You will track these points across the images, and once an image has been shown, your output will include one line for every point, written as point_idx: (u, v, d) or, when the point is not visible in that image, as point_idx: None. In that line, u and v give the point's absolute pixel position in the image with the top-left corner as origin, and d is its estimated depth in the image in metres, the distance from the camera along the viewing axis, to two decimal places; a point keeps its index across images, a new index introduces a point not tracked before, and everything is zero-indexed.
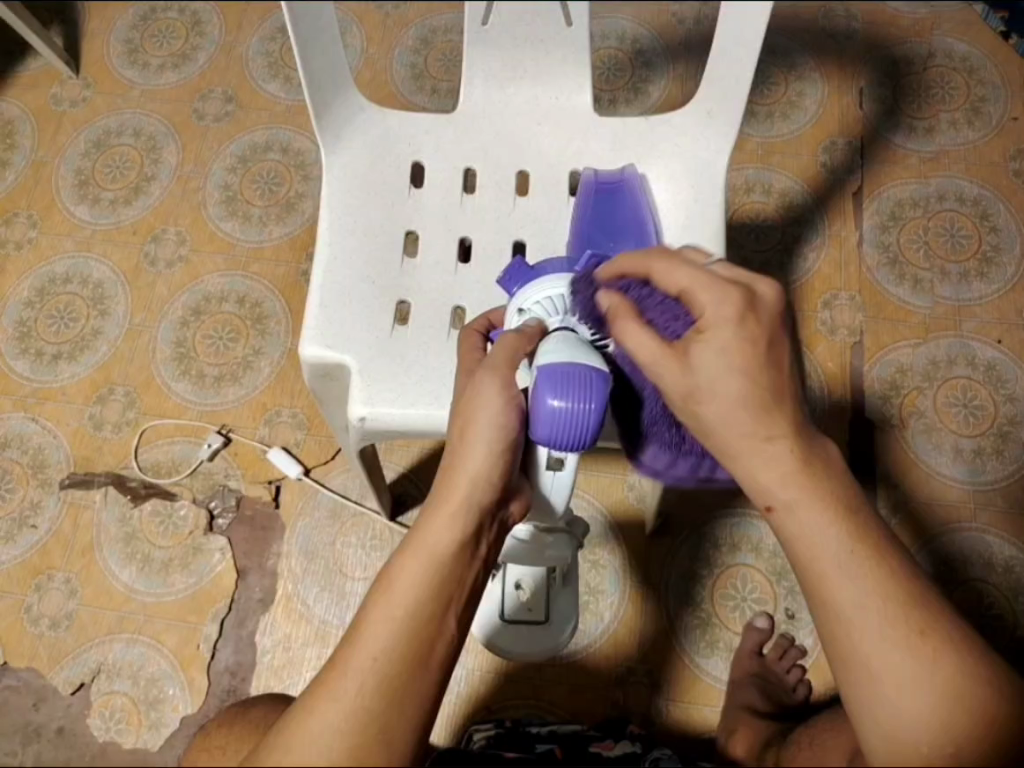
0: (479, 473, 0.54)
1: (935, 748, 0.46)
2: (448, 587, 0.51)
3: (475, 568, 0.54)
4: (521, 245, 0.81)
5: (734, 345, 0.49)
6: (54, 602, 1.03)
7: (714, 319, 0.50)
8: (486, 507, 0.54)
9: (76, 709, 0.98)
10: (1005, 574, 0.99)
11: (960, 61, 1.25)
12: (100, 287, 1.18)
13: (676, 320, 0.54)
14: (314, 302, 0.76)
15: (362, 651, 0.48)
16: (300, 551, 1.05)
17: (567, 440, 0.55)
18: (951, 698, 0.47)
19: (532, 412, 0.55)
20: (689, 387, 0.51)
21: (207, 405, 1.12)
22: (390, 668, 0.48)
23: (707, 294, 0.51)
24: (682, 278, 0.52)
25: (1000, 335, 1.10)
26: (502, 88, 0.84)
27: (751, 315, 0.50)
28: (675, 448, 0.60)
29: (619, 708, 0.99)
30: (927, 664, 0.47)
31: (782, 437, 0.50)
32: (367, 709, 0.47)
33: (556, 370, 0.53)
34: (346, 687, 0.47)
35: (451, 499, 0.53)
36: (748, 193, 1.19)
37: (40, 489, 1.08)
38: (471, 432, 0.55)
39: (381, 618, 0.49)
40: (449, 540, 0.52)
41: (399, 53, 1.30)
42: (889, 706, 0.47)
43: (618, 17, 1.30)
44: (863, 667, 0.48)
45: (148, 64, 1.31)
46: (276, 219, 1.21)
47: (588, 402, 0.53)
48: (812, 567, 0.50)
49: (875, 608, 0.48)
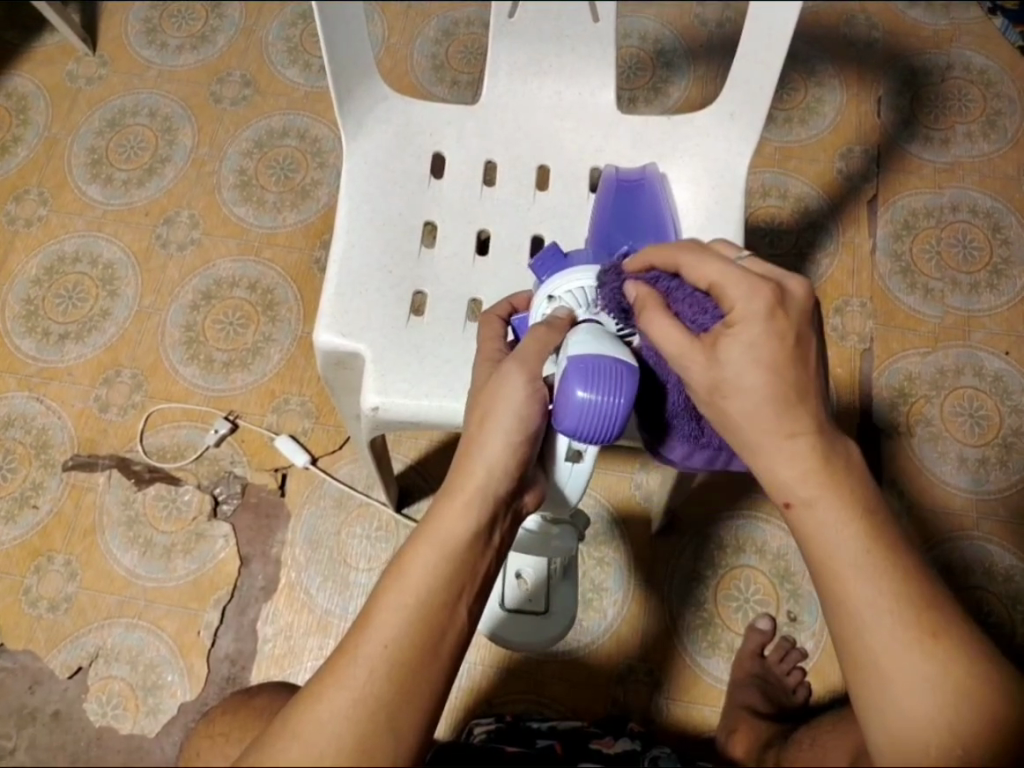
0: (496, 463, 0.54)
1: (943, 751, 0.45)
2: (461, 577, 0.51)
3: (488, 557, 0.53)
4: (539, 239, 0.81)
5: (761, 341, 0.50)
6: (54, 584, 1.02)
7: (745, 312, 0.50)
8: (500, 498, 0.54)
9: (73, 693, 0.97)
10: (1005, 583, 1.00)
11: (977, 73, 1.26)
12: (109, 268, 1.17)
13: (704, 313, 0.54)
14: (330, 289, 0.76)
15: (372, 637, 0.48)
16: (305, 540, 1.04)
17: (592, 433, 0.54)
18: (961, 701, 0.46)
19: (559, 400, 0.54)
20: (714, 380, 0.51)
21: (215, 391, 1.11)
22: (400, 655, 0.48)
23: (738, 289, 0.51)
24: (713, 273, 0.52)
25: (1007, 346, 1.11)
26: (526, 83, 0.83)
27: (780, 311, 0.50)
28: (693, 440, 0.60)
29: (619, 706, 1.00)
30: (938, 665, 0.47)
31: (804, 434, 0.51)
32: (376, 696, 0.46)
33: (586, 362, 0.53)
34: (356, 673, 0.47)
35: (466, 489, 0.53)
36: (764, 197, 1.19)
37: (42, 469, 1.07)
38: (489, 422, 0.55)
39: (392, 606, 0.49)
40: (463, 529, 0.52)
41: (420, 43, 1.30)
42: (897, 706, 0.47)
43: (641, 17, 1.30)
44: (873, 665, 0.48)
45: (166, 44, 1.30)
46: (290, 206, 1.20)
47: (617, 395, 0.52)
48: (828, 568, 0.50)
49: (889, 609, 0.48)
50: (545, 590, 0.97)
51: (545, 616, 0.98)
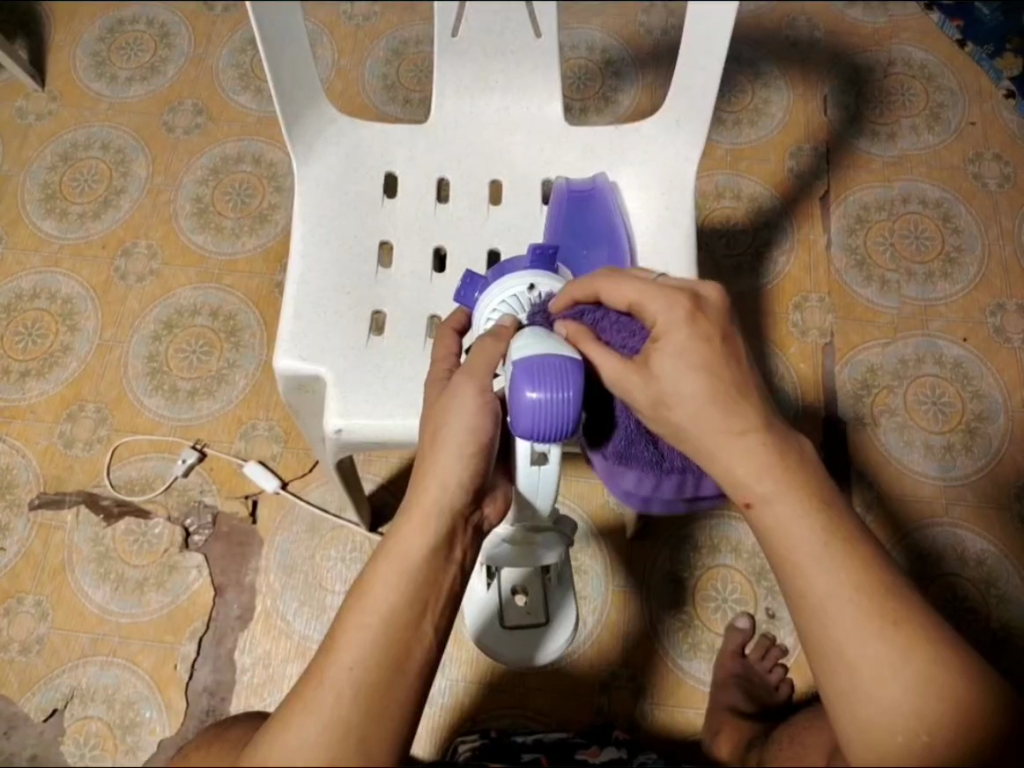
0: (449, 476, 0.54)
1: (910, 740, 0.46)
2: (424, 591, 0.51)
3: (451, 572, 0.53)
4: (496, 253, 0.81)
5: (691, 346, 0.52)
6: (25, 626, 1.00)
7: (667, 323, 0.53)
8: (457, 511, 0.54)
9: (50, 736, 0.95)
10: (978, 567, 1.01)
11: (918, 68, 1.29)
12: (69, 302, 1.16)
13: (632, 337, 0.57)
14: (289, 313, 0.76)
15: (339, 661, 0.47)
16: (279, 566, 1.03)
17: (550, 432, 0.54)
18: (924, 685, 0.46)
19: (512, 406, 0.54)
20: (656, 395, 0.52)
21: (182, 421, 1.10)
22: (366, 676, 0.47)
23: (654, 304, 0.54)
24: (631, 293, 0.55)
25: (965, 334, 1.13)
26: (474, 100, 0.84)
27: (700, 316, 0.53)
28: (657, 467, 0.59)
29: (604, 714, 0.99)
30: (903, 652, 0.47)
31: (753, 429, 0.51)
32: (346, 720, 0.46)
33: (532, 363, 0.53)
34: (322, 698, 0.46)
35: (421, 504, 0.53)
36: (719, 199, 1.21)
37: (9, 510, 1.06)
38: (442, 436, 0.55)
39: (357, 627, 0.49)
40: (422, 545, 0.52)
41: (370, 63, 1.30)
42: (867, 697, 0.47)
43: (588, 28, 1.32)
44: (838, 655, 0.48)
45: (116, 76, 1.30)
46: (249, 231, 1.20)
47: (565, 390, 0.53)
48: (787, 558, 0.50)
49: (850, 595, 0.48)
50: (541, 599, 0.89)
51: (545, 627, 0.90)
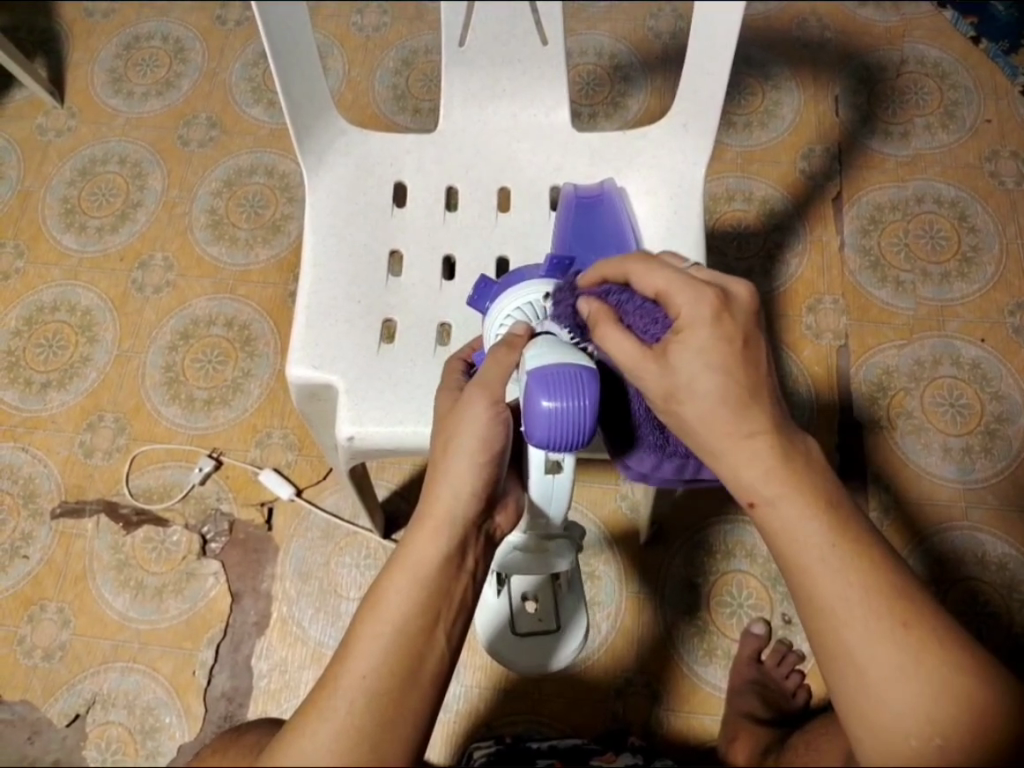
0: (462, 484, 0.54)
1: (924, 748, 0.45)
2: (437, 601, 0.51)
3: (462, 581, 0.53)
4: (504, 261, 0.81)
5: (711, 344, 0.51)
6: (46, 633, 1.02)
7: (691, 318, 0.51)
8: (469, 521, 0.54)
9: (72, 741, 0.97)
10: (999, 571, 1.00)
11: (932, 66, 1.27)
12: (88, 314, 1.18)
13: (654, 323, 0.54)
14: (299, 323, 0.77)
15: (351, 669, 0.48)
16: (294, 573, 1.04)
17: (565, 441, 0.54)
18: (935, 690, 0.46)
19: (527, 415, 0.54)
20: (668, 388, 0.51)
21: (198, 429, 1.12)
22: (380, 684, 0.47)
23: (682, 296, 0.52)
24: (659, 279, 0.54)
25: (983, 334, 1.11)
26: (481, 108, 0.84)
27: (726, 314, 0.51)
28: (659, 451, 0.60)
29: (620, 720, 0.99)
30: (915, 657, 0.46)
31: (762, 432, 0.50)
32: (359, 727, 0.46)
33: (547, 372, 0.53)
34: (336, 706, 0.47)
35: (433, 514, 0.53)
36: (729, 202, 1.20)
37: (31, 520, 1.08)
38: (453, 445, 0.55)
39: (372, 635, 0.49)
40: (435, 554, 0.52)
41: (380, 74, 1.32)
42: (879, 702, 0.46)
43: (595, 33, 1.32)
44: (848, 659, 0.47)
45: (132, 92, 1.32)
46: (261, 241, 1.22)
47: (581, 399, 0.53)
48: (799, 564, 0.49)
49: (859, 599, 0.48)
50: (552, 605, 0.88)
51: (558, 634, 0.89)
